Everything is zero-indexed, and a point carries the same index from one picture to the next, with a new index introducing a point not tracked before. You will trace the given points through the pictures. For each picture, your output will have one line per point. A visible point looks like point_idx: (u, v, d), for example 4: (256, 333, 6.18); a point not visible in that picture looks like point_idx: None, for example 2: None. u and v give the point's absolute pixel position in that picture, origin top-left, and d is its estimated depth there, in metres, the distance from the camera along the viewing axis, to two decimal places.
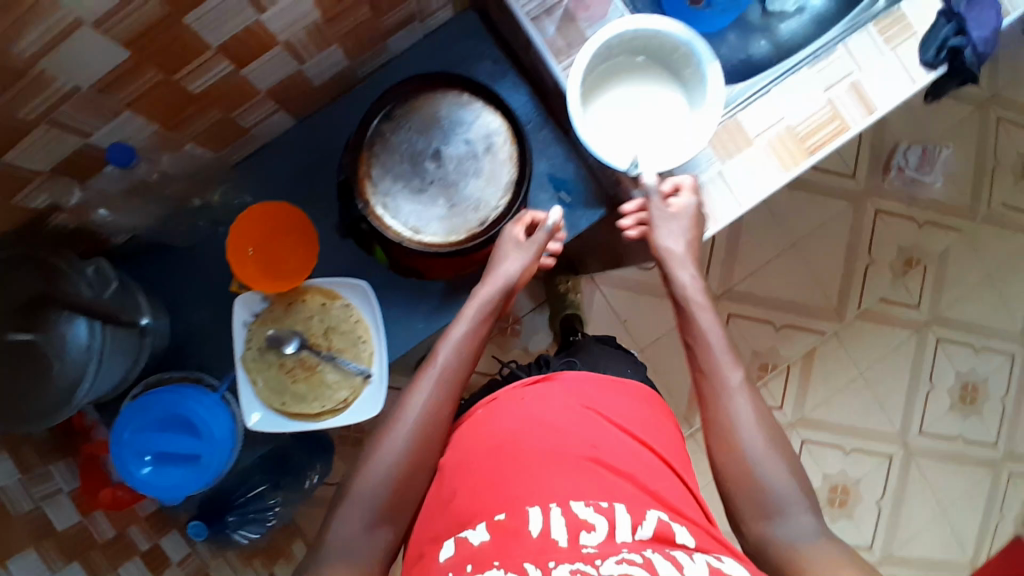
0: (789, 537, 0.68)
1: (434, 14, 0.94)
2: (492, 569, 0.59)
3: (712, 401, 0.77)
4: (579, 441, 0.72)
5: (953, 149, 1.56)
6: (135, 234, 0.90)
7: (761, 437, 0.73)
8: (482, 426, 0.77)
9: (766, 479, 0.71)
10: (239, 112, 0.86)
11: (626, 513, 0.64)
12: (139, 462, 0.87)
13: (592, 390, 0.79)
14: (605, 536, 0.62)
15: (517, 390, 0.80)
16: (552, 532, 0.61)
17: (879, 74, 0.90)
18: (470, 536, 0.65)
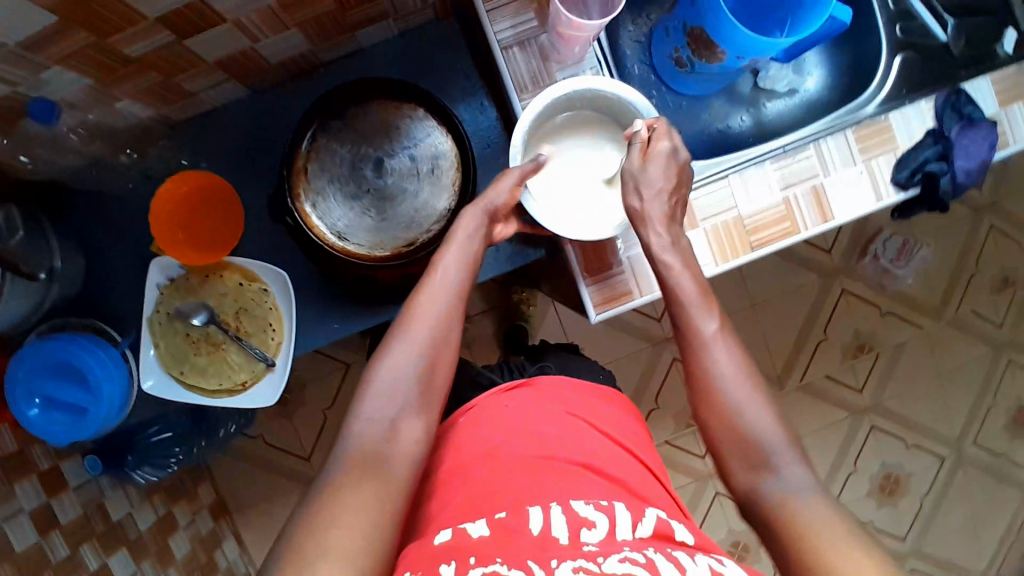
0: (783, 490, 0.63)
1: (412, 15, 0.90)
2: (492, 564, 0.53)
3: (695, 358, 0.71)
4: (573, 453, 0.71)
5: (934, 248, 1.53)
6: (60, 176, 0.87)
7: (752, 392, 0.68)
8: (463, 435, 0.75)
9: (756, 435, 0.66)
10: (184, 77, 0.82)
11: (625, 512, 0.60)
12: (28, 402, 0.86)
13: (573, 399, 0.80)
14: (605, 534, 0.57)
15: (499, 398, 0.78)
16: (552, 530, 0.57)
17: (843, 183, 0.86)
18: (466, 528, 0.59)
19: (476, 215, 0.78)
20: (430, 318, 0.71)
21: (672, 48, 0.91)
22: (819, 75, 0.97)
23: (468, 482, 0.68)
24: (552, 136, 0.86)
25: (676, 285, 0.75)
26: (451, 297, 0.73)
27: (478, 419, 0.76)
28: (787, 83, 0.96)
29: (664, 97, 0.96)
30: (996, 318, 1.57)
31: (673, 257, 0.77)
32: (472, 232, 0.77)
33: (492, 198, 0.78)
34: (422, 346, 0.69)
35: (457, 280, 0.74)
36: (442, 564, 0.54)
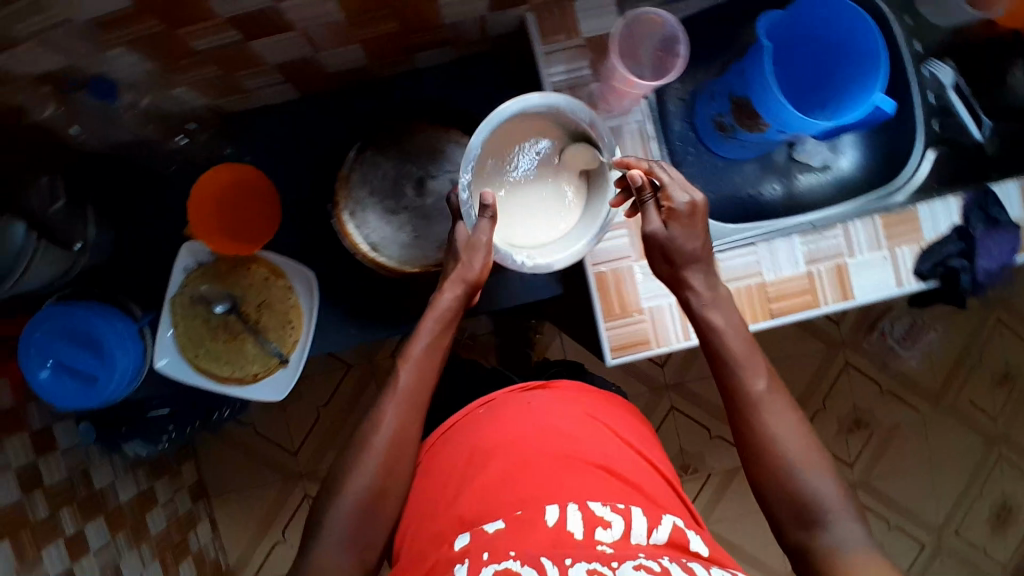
0: (832, 542, 0.69)
1: (471, 44, 0.92)
2: (509, 560, 0.63)
3: (751, 420, 0.74)
4: (591, 455, 0.77)
5: (939, 334, 1.55)
6: (106, 148, 0.89)
7: (811, 448, 0.72)
8: (488, 425, 0.81)
9: (816, 496, 0.70)
10: (242, 73, 0.84)
11: (641, 516, 0.70)
12: (39, 364, 0.87)
13: (590, 403, 0.86)
14: (620, 536, 0.67)
15: (520, 397, 0.85)
16: (568, 526, 0.67)
17: (867, 266, 0.89)
18: (483, 528, 0.69)
19: (452, 294, 0.81)
20: (394, 423, 0.78)
21: (716, 111, 0.93)
22: (853, 156, 0.99)
23: (494, 472, 0.75)
24: None
25: (726, 345, 0.77)
26: (416, 394, 0.80)
27: (501, 415, 0.83)
28: (821, 159, 0.99)
29: (702, 156, 0.98)
30: (992, 411, 1.59)
31: (721, 316, 0.78)
32: (442, 318, 0.81)
33: (462, 271, 0.79)
34: (386, 447, 0.77)
35: (425, 373, 0.81)
36: (459, 564, 0.66)
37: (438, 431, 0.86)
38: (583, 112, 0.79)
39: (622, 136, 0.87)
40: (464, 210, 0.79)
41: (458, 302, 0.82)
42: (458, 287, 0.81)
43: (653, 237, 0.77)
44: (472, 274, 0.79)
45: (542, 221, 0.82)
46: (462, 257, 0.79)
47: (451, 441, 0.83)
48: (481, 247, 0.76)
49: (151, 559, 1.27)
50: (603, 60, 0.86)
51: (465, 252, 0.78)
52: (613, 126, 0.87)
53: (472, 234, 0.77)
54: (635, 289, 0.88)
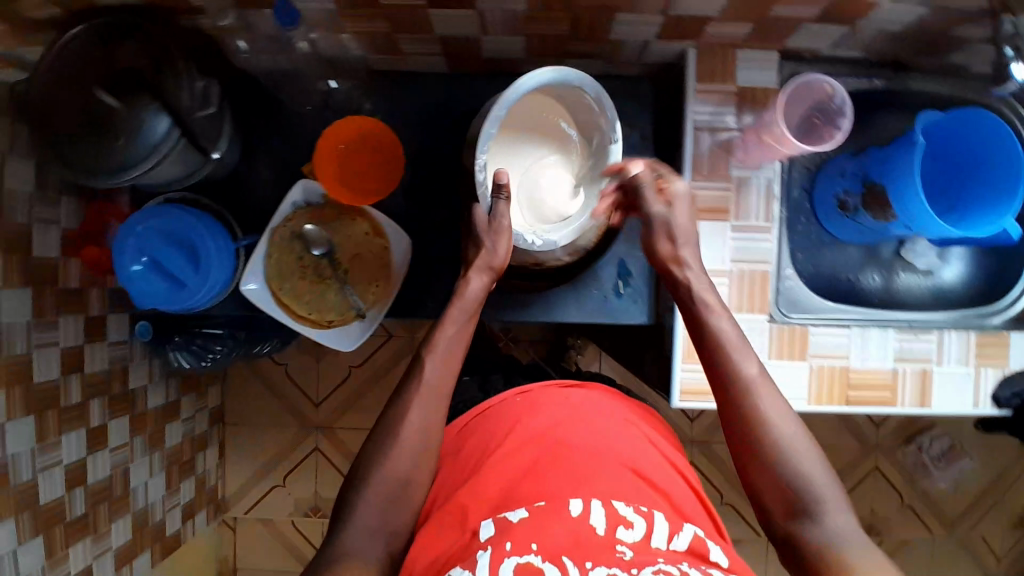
0: (826, 534, 0.66)
1: (622, 64, 0.93)
2: (530, 553, 0.64)
3: (737, 403, 0.73)
4: (621, 455, 0.77)
5: (975, 463, 1.52)
6: (253, 71, 0.92)
7: (800, 434, 0.71)
8: (518, 411, 0.83)
9: (802, 482, 0.69)
10: (404, 36, 0.86)
11: (664, 521, 0.70)
12: (134, 258, 0.89)
13: (618, 407, 0.86)
14: (641, 537, 0.68)
15: (557, 391, 0.87)
16: (591, 521, 0.68)
17: (951, 378, 0.90)
18: (508, 516, 0.70)
19: (480, 282, 0.81)
20: (419, 417, 0.76)
21: (842, 188, 0.93)
22: (960, 268, 0.99)
23: (522, 459, 0.76)
24: (707, 215, 0.87)
25: (714, 329, 0.76)
26: (441, 388, 0.78)
27: (535, 404, 0.84)
28: (927, 263, 0.99)
29: (811, 228, 0.98)
30: (1005, 555, 1.55)
31: (711, 297, 0.78)
32: (467, 307, 0.81)
33: (486, 257, 0.81)
34: (416, 442, 0.75)
35: (450, 363, 0.80)
36: (481, 550, 0.66)
37: (469, 415, 0.88)
38: (589, 87, 0.80)
39: (748, 189, 0.87)
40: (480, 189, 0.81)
41: (482, 289, 0.82)
42: (484, 273, 0.81)
43: (652, 225, 0.81)
44: (496, 261, 0.81)
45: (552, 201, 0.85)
46: (486, 242, 0.80)
47: (485, 423, 0.85)
48: (502, 232, 0.80)
49: (158, 470, 1.30)
50: (749, 111, 0.87)
51: (487, 237, 0.81)
52: (742, 178, 0.87)
53: (489, 217, 0.80)
54: None
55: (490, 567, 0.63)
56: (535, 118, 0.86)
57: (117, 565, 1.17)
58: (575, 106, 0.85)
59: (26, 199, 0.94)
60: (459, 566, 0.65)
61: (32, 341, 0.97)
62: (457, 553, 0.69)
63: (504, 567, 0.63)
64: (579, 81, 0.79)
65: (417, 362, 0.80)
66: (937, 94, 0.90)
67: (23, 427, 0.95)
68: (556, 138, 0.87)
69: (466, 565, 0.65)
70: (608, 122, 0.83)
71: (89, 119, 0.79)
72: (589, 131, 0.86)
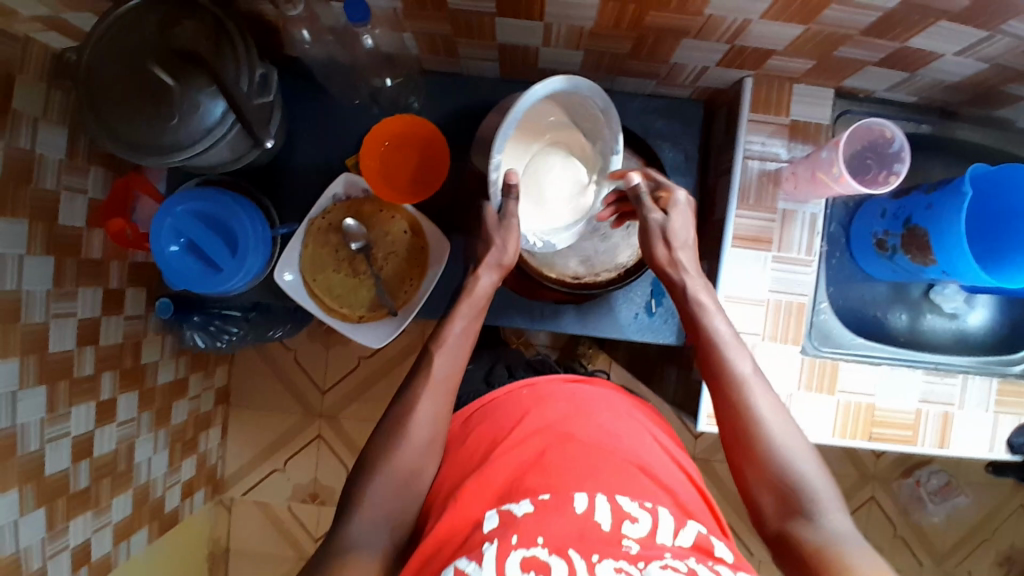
0: (825, 534, 0.63)
1: (672, 87, 0.94)
2: (536, 546, 0.54)
3: (731, 399, 0.71)
4: (625, 450, 0.67)
5: (968, 500, 1.54)
6: (306, 60, 0.91)
7: (796, 435, 0.69)
8: (526, 401, 0.73)
9: (797, 480, 0.66)
10: (464, 40, 0.86)
11: (669, 517, 0.60)
12: (172, 240, 0.89)
13: (622, 403, 0.76)
14: (647, 533, 0.57)
15: (568, 385, 0.76)
16: (596, 515, 0.58)
17: (971, 421, 0.91)
18: (511, 509, 0.59)
19: (489, 279, 0.78)
20: (424, 410, 0.71)
21: (882, 228, 0.94)
22: (986, 314, 1.00)
23: (521, 453, 0.66)
24: (750, 244, 0.88)
25: (710, 324, 0.75)
26: (449, 385, 0.73)
27: (543, 396, 0.73)
28: (953, 307, 0.99)
29: (844, 263, 0.99)
30: None
31: (706, 296, 0.77)
32: (477, 303, 0.78)
33: (495, 254, 0.78)
34: (424, 437, 0.70)
35: (460, 356, 0.75)
36: (486, 543, 0.55)
37: (473, 407, 0.78)
38: (601, 97, 0.78)
39: (793, 222, 0.88)
40: (491, 190, 0.78)
41: (491, 288, 0.79)
42: (494, 271, 0.79)
43: (648, 228, 0.78)
44: (506, 258, 0.79)
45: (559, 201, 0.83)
46: (495, 240, 0.78)
47: (485, 416, 0.74)
48: (512, 229, 0.78)
49: (163, 447, 1.28)
50: (799, 144, 0.88)
51: (498, 233, 0.78)
52: (789, 211, 0.88)
53: (500, 220, 0.78)
54: None
55: (495, 561, 0.53)
56: (539, 121, 0.82)
57: (115, 540, 1.15)
58: (579, 111, 0.82)
59: (56, 165, 0.93)
60: (461, 558, 0.55)
61: (50, 311, 0.94)
62: (456, 550, 0.58)
63: (508, 564, 0.53)
64: (590, 92, 0.77)
65: (425, 358, 0.74)
66: (981, 145, 0.94)
67: (36, 397, 0.93)
68: (560, 140, 0.84)
69: (468, 558, 0.55)
70: (613, 132, 0.81)
71: (144, 96, 0.78)
72: (591, 136, 0.84)
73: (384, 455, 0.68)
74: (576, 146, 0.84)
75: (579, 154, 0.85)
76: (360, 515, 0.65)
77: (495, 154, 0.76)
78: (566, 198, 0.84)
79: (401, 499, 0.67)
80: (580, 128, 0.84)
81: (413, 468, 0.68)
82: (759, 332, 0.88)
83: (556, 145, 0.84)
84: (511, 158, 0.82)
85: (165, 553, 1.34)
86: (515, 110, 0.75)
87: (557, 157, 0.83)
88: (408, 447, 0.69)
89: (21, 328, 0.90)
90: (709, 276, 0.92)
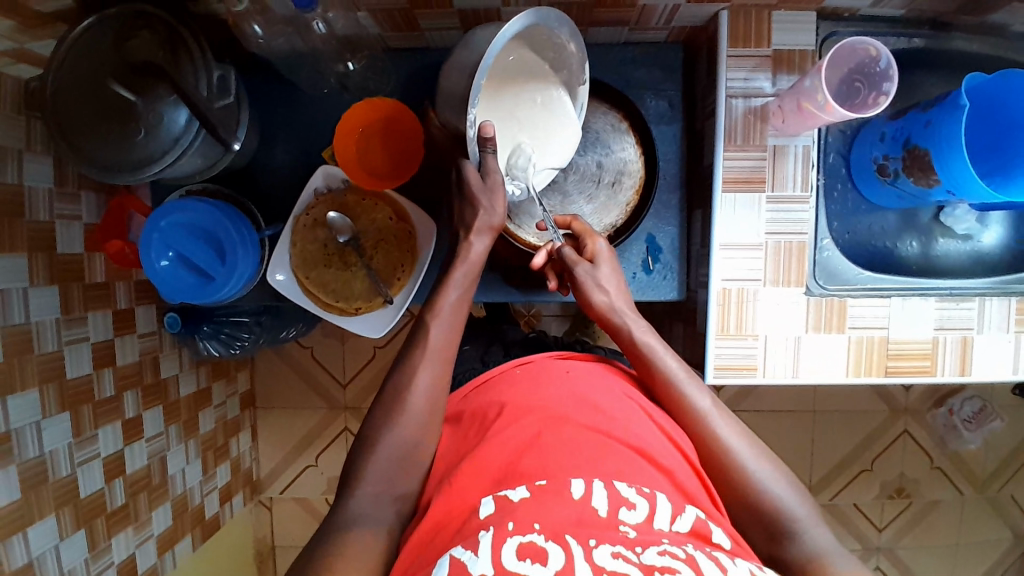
0: (810, 549, 0.63)
1: (645, 32, 0.90)
2: (532, 531, 0.52)
3: (694, 434, 0.71)
4: (623, 431, 0.65)
5: (1004, 424, 1.49)
6: (268, 54, 0.90)
7: (766, 461, 0.69)
8: (522, 383, 0.71)
9: (773, 501, 0.66)
10: (422, 11, 0.83)
11: (666, 501, 0.58)
12: (160, 254, 0.88)
13: (617, 380, 0.74)
14: (644, 519, 0.56)
15: (559, 365, 0.74)
16: (592, 501, 0.56)
17: (991, 345, 0.88)
18: (508, 495, 0.58)
19: (481, 244, 0.77)
20: (417, 388, 0.70)
21: (882, 153, 0.89)
22: (999, 232, 0.95)
23: (516, 435, 0.64)
24: (742, 186, 0.85)
25: (662, 366, 0.75)
26: (444, 354, 0.73)
27: (539, 376, 0.72)
28: (966, 228, 0.94)
29: (847, 194, 0.95)
30: None
31: (652, 337, 0.77)
32: (472, 269, 0.77)
33: (484, 218, 0.77)
34: (422, 413, 0.70)
35: (454, 326, 0.75)
36: (482, 530, 0.54)
37: (471, 384, 0.77)
38: (567, 27, 0.75)
39: (785, 157, 0.84)
40: (471, 149, 0.75)
41: (485, 250, 0.78)
42: (485, 232, 0.78)
43: (580, 280, 0.81)
44: (495, 220, 0.77)
45: (537, 135, 0.80)
46: (482, 202, 0.76)
47: (483, 395, 0.73)
48: (496, 187, 0.77)
49: (195, 456, 1.30)
50: (785, 76, 0.84)
51: (483, 193, 0.76)
52: (779, 146, 0.84)
53: (484, 179, 0.76)
54: (754, 313, 0.86)
55: (491, 549, 0.51)
56: (500, 61, 0.77)
57: (160, 550, 1.19)
58: (541, 42, 0.78)
59: (47, 196, 0.93)
60: (457, 546, 0.53)
61: (63, 338, 0.96)
62: (452, 538, 0.57)
63: (504, 551, 0.50)
64: (557, 22, 0.73)
65: (421, 328, 0.74)
66: (978, 53, 0.89)
67: (61, 424, 0.95)
68: (527, 78, 0.79)
69: (464, 546, 0.53)
70: (581, 60, 0.78)
71: (108, 115, 0.77)
72: (557, 67, 0.80)
73: (393, 445, 0.68)
74: (545, 81, 0.80)
75: (550, 89, 0.81)
76: (375, 507, 0.65)
77: (471, 109, 0.71)
78: (548, 137, 0.81)
79: (411, 484, 0.68)
80: (543, 60, 0.80)
81: (421, 451, 0.69)
82: (761, 277, 0.86)
83: (523, 84, 0.79)
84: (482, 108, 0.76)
85: (212, 556, 1.39)
86: (487, 56, 0.68)
87: (529, 95, 0.80)
88: (414, 432, 0.69)
89: (36, 358, 0.91)
90: (704, 224, 0.89)
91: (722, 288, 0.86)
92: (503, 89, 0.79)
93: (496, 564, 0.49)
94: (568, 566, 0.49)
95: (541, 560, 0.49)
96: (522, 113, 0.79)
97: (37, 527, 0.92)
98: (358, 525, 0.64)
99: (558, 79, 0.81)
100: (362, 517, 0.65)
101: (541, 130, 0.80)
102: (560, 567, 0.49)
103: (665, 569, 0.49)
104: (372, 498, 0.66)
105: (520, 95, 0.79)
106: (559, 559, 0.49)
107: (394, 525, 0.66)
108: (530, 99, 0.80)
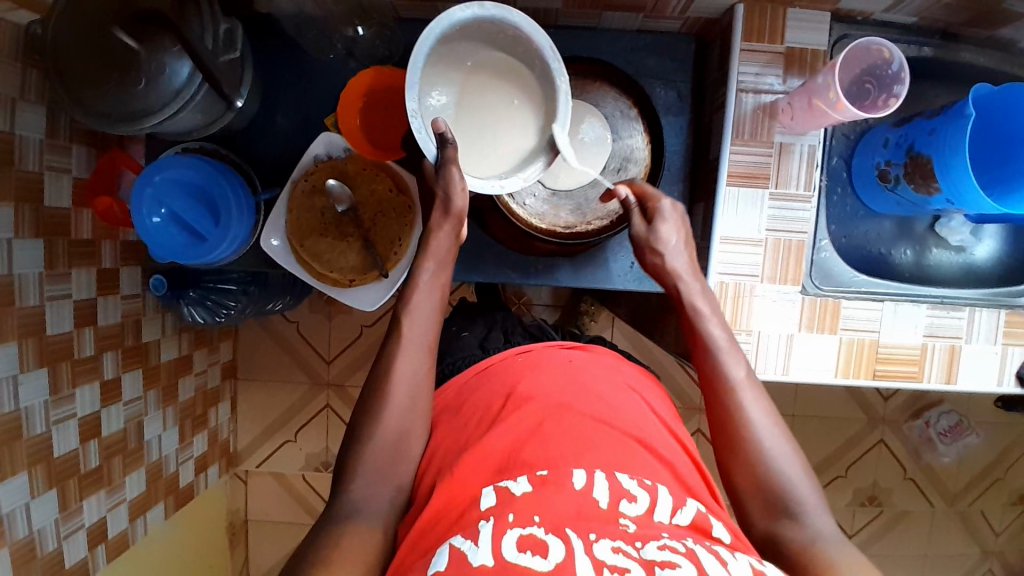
0: (809, 536, 0.61)
1: (659, 21, 0.90)
2: (532, 524, 0.51)
3: (724, 402, 0.68)
4: (624, 422, 0.64)
5: (979, 439, 1.52)
6: (280, 14, 0.88)
7: (788, 447, 0.66)
8: (524, 371, 0.69)
9: (782, 482, 0.64)
10: None
11: (667, 495, 0.57)
12: (152, 210, 0.86)
13: (626, 372, 0.74)
14: (644, 511, 0.55)
15: (560, 355, 0.73)
16: (594, 492, 0.55)
17: (977, 356, 0.89)
18: (509, 486, 0.56)
19: (443, 230, 0.72)
20: (415, 374, 0.68)
21: (884, 159, 0.90)
22: (992, 246, 0.97)
23: (519, 421, 0.63)
24: (746, 181, 0.85)
25: (705, 330, 0.72)
26: (426, 342, 0.69)
27: (540, 362, 0.71)
28: (960, 240, 0.96)
29: (847, 198, 0.96)
30: (999, 528, 1.58)
31: (702, 302, 0.73)
32: (437, 255, 0.72)
33: (445, 200, 0.71)
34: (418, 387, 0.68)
35: (433, 312, 0.71)
36: (482, 521, 0.52)
37: (469, 372, 0.75)
38: (507, 14, 0.70)
39: (791, 155, 0.84)
40: (422, 143, 0.70)
41: (452, 241, 0.73)
42: (445, 223, 0.72)
43: (636, 238, 0.77)
44: (456, 205, 0.70)
45: (507, 135, 0.74)
46: (438, 189, 0.70)
47: (482, 383, 0.71)
48: (455, 176, 0.69)
49: (172, 424, 1.28)
50: (795, 76, 0.84)
51: (439, 182, 0.70)
52: (786, 143, 0.84)
53: (438, 171, 0.70)
54: (749, 309, 0.86)
55: (490, 539, 0.49)
56: (458, 64, 0.73)
57: (132, 516, 1.16)
58: (503, 40, 0.73)
59: (38, 146, 0.89)
60: (457, 536, 0.52)
61: (45, 294, 0.92)
62: (450, 528, 0.55)
63: (504, 544, 0.49)
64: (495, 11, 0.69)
65: (394, 323, 0.70)
66: (985, 66, 0.90)
67: (38, 379, 0.92)
68: (495, 78, 0.74)
69: (464, 536, 0.51)
70: (548, 47, 0.72)
71: (108, 62, 0.75)
72: (529, 61, 0.74)
73: (388, 420, 0.66)
74: (517, 77, 0.74)
75: (524, 85, 0.74)
76: (368, 480, 0.64)
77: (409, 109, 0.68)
78: (519, 133, 0.74)
79: (404, 460, 0.66)
80: (515, 57, 0.74)
81: (418, 433, 0.67)
82: (758, 273, 0.86)
83: (492, 86, 0.74)
84: (437, 104, 0.72)
85: (185, 526, 1.36)
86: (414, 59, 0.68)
87: (497, 91, 0.74)
88: (409, 409, 0.67)
89: (17, 312, 0.88)
90: (706, 217, 0.89)
91: (719, 281, 0.86)
92: (473, 91, 0.73)
93: (496, 555, 0.48)
94: (569, 559, 0.47)
95: (541, 551, 0.48)
96: (486, 112, 0.74)
97: (8, 483, 0.89)
98: (352, 501, 0.62)
99: (535, 73, 0.74)
100: (355, 492, 0.63)
101: (507, 131, 0.74)
102: (561, 559, 0.48)
103: (665, 564, 0.47)
104: (366, 476, 0.64)
105: (484, 87, 0.74)
106: (559, 552, 0.48)
107: (387, 502, 0.64)
108: (499, 98, 0.74)
